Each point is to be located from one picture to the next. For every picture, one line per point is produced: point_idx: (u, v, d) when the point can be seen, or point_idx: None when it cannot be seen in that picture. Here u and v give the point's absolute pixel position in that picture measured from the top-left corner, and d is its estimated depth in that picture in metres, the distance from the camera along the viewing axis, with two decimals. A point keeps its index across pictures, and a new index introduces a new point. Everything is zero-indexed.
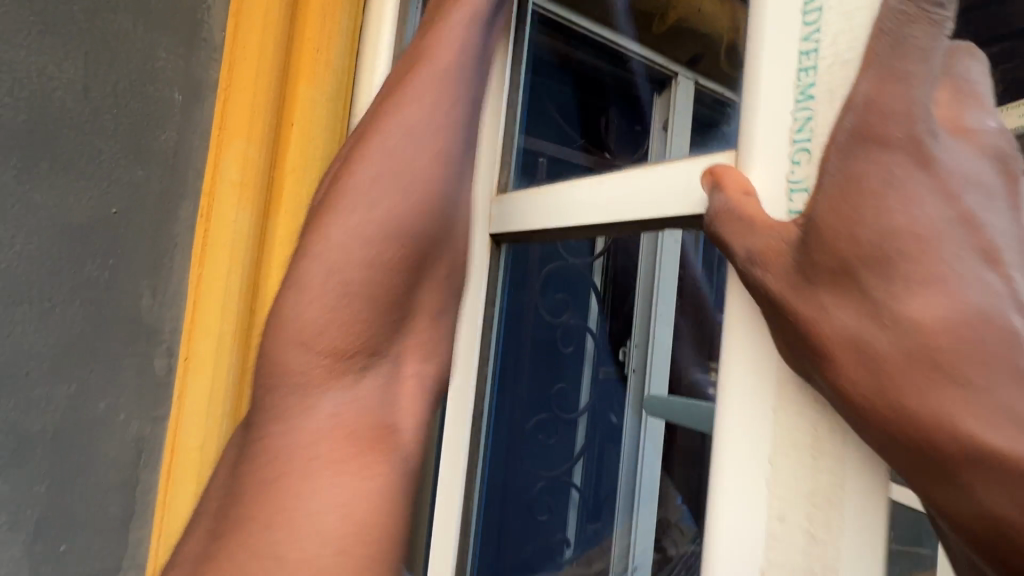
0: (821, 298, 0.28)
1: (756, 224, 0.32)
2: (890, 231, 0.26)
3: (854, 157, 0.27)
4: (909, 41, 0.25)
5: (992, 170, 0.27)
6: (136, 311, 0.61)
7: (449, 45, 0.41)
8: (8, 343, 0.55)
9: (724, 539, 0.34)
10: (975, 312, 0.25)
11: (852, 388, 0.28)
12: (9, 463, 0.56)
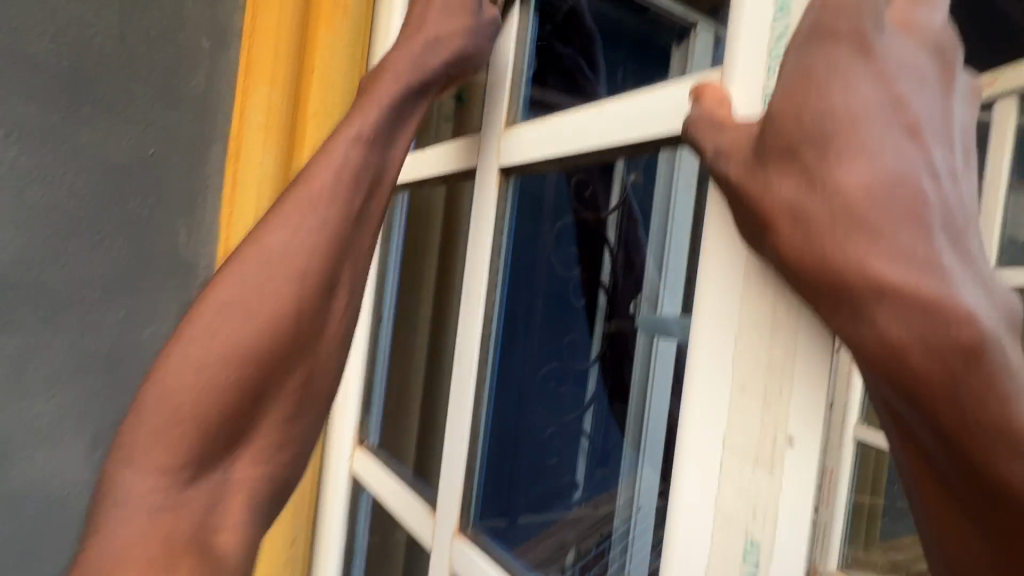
0: (767, 174, 0.24)
1: (719, 122, 0.28)
2: (833, 99, 0.22)
3: (810, 51, 0.23)
4: None
5: (931, 63, 0.23)
6: (173, 247, 0.66)
7: (331, 157, 0.43)
8: (64, 271, 0.62)
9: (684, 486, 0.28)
10: (904, 177, 0.21)
11: (792, 260, 0.23)
12: (70, 376, 0.63)
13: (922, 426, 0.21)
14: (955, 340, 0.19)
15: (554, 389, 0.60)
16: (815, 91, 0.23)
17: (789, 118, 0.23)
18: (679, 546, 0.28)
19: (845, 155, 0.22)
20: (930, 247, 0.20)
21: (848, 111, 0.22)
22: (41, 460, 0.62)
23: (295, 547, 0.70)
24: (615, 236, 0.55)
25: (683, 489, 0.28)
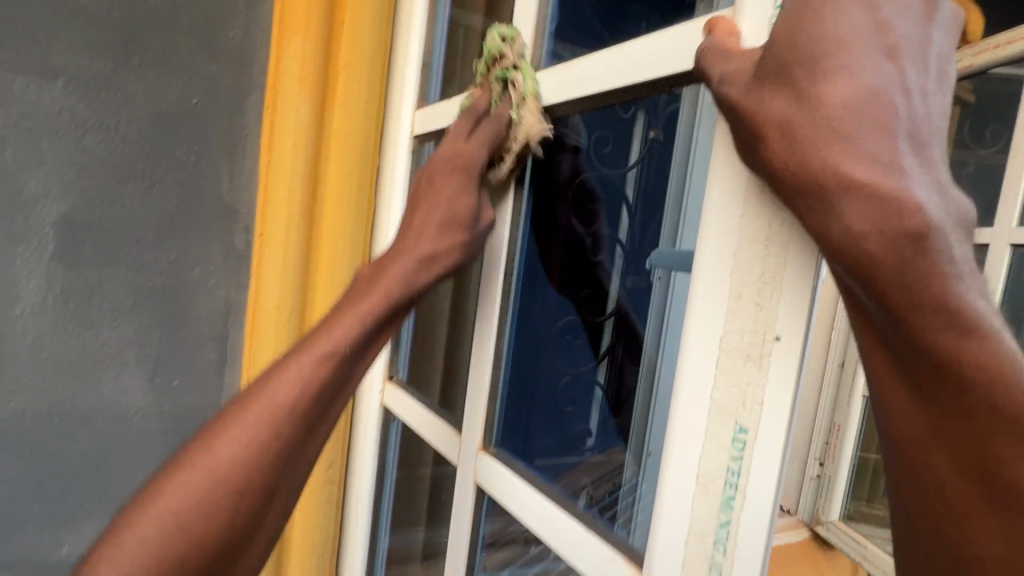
0: (762, 94, 0.27)
1: (727, 54, 0.31)
2: (825, 19, 0.25)
3: None
4: None
5: None
6: (217, 191, 0.71)
7: (300, 366, 0.42)
8: (121, 213, 0.67)
9: (687, 380, 0.32)
10: (878, 91, 0.24)
11: (779, 167, 0.27)
12: (130, 310, 0.69)
13: (874, 303, 0.25)
14: (906, 226, 0.23)
15: (570, 341, 0.66)
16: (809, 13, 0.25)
17: (787, 38, 0.26)
18: (678, 437, 0.32)
19: (832, 69, 0.25)
20: (895, 149, 0.24)
21: (838, 30, 0.25)
22: (107, 385, 0.70)
23: (333, 471, 0.79)
24: (634, 194, 0.57)
25: (683, 387, 0.32)
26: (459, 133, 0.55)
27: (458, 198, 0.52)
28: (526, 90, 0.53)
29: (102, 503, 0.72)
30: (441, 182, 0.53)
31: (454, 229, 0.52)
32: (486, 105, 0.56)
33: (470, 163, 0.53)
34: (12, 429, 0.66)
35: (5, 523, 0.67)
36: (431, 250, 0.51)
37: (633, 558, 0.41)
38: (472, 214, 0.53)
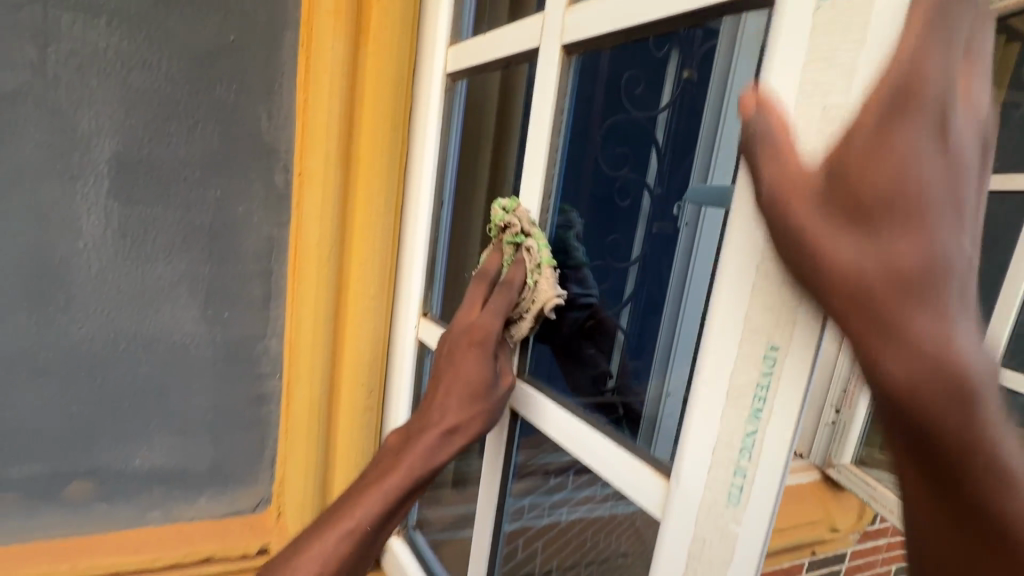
0: (826, 226, 0.27)
1: (783, 150, 0.29)
2: (904, 161, 0.25)
3: (888, 113, 0.25)
4: (954, 15, 0.25)
5: (977, 145, 0.25)
6: (257, 130, 0.73)
7: (325, 543, 0.49)
8: (167, 152, 0.70)
9: (723, 302, 0.35)
10: (943, 254, 0.24)
11: (835, 303, 0.27)
12: (181, 246, 0.73)
13: (923, 457, 0.25)
14: (958, 391, 0.24)
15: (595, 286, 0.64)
16: (885, 151, 0.25)
17: (863, 173, 0.25)
18: (711, 357, 0.36)
19: (907, 215, 0.24)
20: (951, 317, 0.24)
21: (917, 175, 0.24)
22: (165, 316, 0.75)
23: (372, 398, 0.83)
24: (664, 136, 0.56)
25: (719, 312, 0.35)
26: (473, 302, 0.60)
27: (476, 374, 0.56)
28: (541, 259, 0.58)
29: (166, 422, 0.79)
30: (461, 355, 0.57)
31: (472, 405, 0.55)
32: (498, 267, 0.62)
33: (486, 336, 0.56)
34: (85, 353, 0.72)
35: (85, 436, 0.75)
36: (449, 425, 0.54)
37: (663, 469, 0.45)
38: (486, 388, 0.56)
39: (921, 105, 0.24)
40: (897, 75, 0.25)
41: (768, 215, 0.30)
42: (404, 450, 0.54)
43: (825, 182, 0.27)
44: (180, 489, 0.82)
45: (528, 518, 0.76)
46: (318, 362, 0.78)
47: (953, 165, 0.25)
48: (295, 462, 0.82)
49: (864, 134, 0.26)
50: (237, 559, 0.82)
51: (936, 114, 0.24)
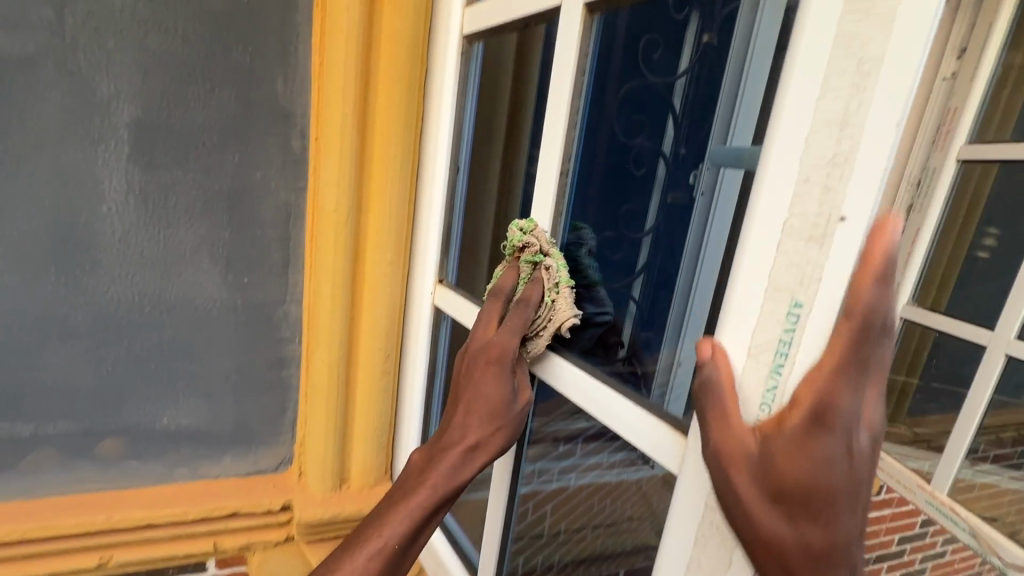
0: (760, 496, 0.32)
1: (731, 421, 0.34)
2: (821, 464, 0.30)
3: (812, 424, 0.31)
4: (866, 351, 0.30)
5: (874, 447, 0.31)
6: (274, 94, 0.73)
7: (355, 563, 0.48)
8: (185, 116, 0.70)
9: (748, 257, 0.35)
10: (842, 537, 0.30)
11: (759, 551, 0.32)
12: (201, 210, 0.74)
13: None
14: None
15: (608, 257, 0.62)
16: (807, 462, 0.31)
17: (788, 471, 0.31)
18: (734, 314, 0.36)
19: (819, 511, 0.30)
20: None
21: (829, 484, 0.30)
22: (187, 280, 0.76)
23: (389, 362, 0.85)
24: (681, 102, 0.55)
25: (742, 272, 0.36)
26: (490, 318, 0.59)
27: (496, 391, 0.56)
28: (559, 279, 0.59)
29: (190, 384, 0.81)
30: (480, 373, 0.57)
31: (493, 423, 0.56)
32: (513, 285, 0.61)
33: (504, 353, 0.56)
34: (111, 315, 0.74)
35: (115, 396, 0.78)
36: (471, 442, 0.55)
37: (680, 426, 0.46)
38: (507, 406, 0.56)
39: (836, 426, 0.30)
40: (819, 395, 0.31)
41: (711, 466, 0.35)
42: (427, 470, 0.55)
43: (758, 469, 0.32)
44: (205, 448, 0.85)
45: (536, 484, 0.79)
46: (336, 327, 0.79)
47: (857, 469, 0.30)
48: (316, 423, 0.84)
49: (794, 432, 0.31)
50: (264, 513, 0.87)
51: (846, 438, 0.30)
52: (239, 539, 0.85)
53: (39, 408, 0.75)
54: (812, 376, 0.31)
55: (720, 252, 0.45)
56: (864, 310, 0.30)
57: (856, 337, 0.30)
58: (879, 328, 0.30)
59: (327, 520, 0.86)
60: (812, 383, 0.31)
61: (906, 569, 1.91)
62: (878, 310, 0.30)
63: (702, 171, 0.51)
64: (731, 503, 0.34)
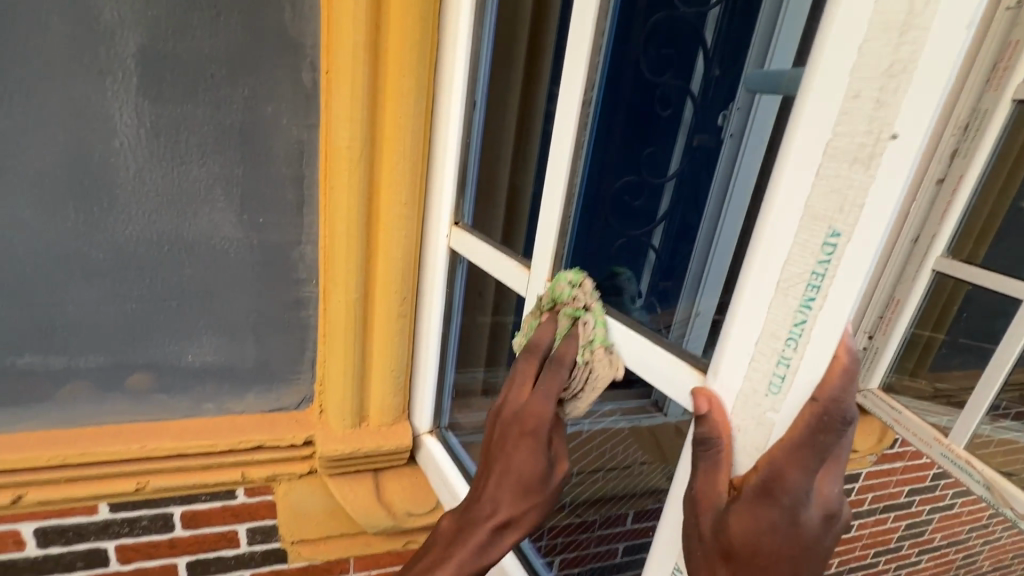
0: (713, 547, 0.37)
1: (707, 473, 0.38)
2: (765, 529, 0.34)
3: (761, 494, 0.35)
4: (819, 439, 0.33)
5: (820, 522, 0.35)
6: (281, 24, 0.70)
7: None
8: (191, 46, 0.67)
9: (784, 185, 0.33)
10: None
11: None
12: (214, 147, 0.73)
13: None
14: None
15: (628, 203, 0.64)
16: (752, 528, 0.35)
17: (734, 532, 0.35)
18: (764, 247, 0.34)
19: (759, 574, 0.35)
20: None
21: (768, 550, 0.34)
22: (203, 219, 0.76)
23: (405, 305, 0.85)
24: (713, 37, 0.59)
25: (776, 199, 0.33)
26: (525, 381, 0.55)
27: (527, 465, 0.52)
28: (593, 336, 0.53)
29: (212, 322, 0.83)
30: (512, 444, 0.53)
31: (522, 501, 0.52)
32: (548, 342, 0.56)
33: (539, 424, 0.52)
34: (132, 253, 0.75)
35: (140, 332, 0.80)
36: (498, 521, 0.52)
37: (700, 364, 0.45)
38: (540, 480, 0.52)
39: (781, 499, 0.34)
40: (770, 468, 0.34)
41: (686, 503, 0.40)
42: (455, 543, 0.53)
43: (714, 525, 0.37)
44: (230, 385, 0.88)
45: None
46: (352, 269, 0.79)
47: (799, 539, 0.34)
48: (335, 363, 0.86)
49: (746, 498, 0.35)
50: (287, 447, 0.90)
51: (790, 510, 0.34)
52: (265, 470, 0.90)
53: (69, 342, 0.77)
54: (771, 448, 0.35)
55: (744, 200, 0.46)
56: (821, 401, 0.33)
57: (814, 424, 0.33)
58: (835, 418, 0.33)
59: (349, 454, 0.90)
60: (768, 456, 0.35)
61: (912, 520, 1.93)
62: (843, 402, 0.33)
63: (730, 113, 0.53)
64: (694, 546, 0.39)
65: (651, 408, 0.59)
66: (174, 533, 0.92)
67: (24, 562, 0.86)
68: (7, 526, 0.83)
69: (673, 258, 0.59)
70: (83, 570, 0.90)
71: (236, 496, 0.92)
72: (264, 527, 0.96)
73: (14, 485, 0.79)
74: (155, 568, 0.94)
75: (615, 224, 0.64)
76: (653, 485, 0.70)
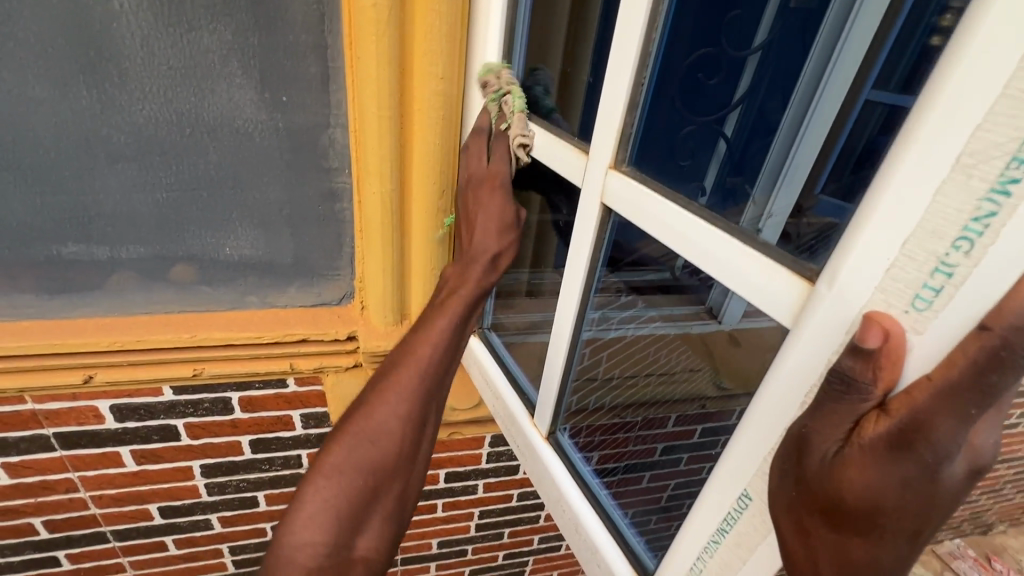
0: (815, 497, 0.30)
1: (822, 414, 0.30)
2: (891, 479, 0.27)
3: (892, 442, 0.27)
4: (988, 382, 0.25)
5: (967, 481, 0.27)
6: None
7: (428, 343, 0.61)
8: None
9: (1003, 20, 0.21)
10: (887, 549, 0.29)
11: (789, 534, 0.32)
12: (223, 8, 0.63)
13: None
14: None
15: (700, 81, 0.53)
16: (875, 475, 0.28)
17: (848, 484, 0.29)
18: (940, 112, 0.24)
19: (876, 527, 0.28)
20: None
21: (892, 511, 0.28)
22: (222, 97, 0.69)
23: (445, 199, 0.77)
24: None
25: (978, 38, 0.22)
26: (479, 158, 0.65)
27: (504, 211, 0.62)
28: (514, 108, 0.61)
29: (246, 213, 0.79)
30: (484, 197, 0.63)
31: (505, 235, 0.63)
32: (491, 123, 0.66)
33: (501, 177, 0.63)
34: (154, 137, 0.70)
35: (175, 222, 0.77)
36: (489, 254, 0.63)
37: (805, 271, 0.34)
38: (508, 216, 0.63)
39: (920, 455, 0.26)
40: (911, 416, 0.26)
41: (783, 442, 0.32)
42: (464, 269, 0.63)
43: (820, 471, 0.30)
44: (270, 279, 0.86)
45: (598, 333, 0.71)
46: (386, 155, 0.71)
47: (933, 500, 0.27)
48: (373, 260, 0.81)
49: (872, 445, 0.27)
50: (331, 341, 0.90)
51: (932, 469, 0.26)
52: (312, 362, 0.91)
53: (107, 231, 0.76)
54: (914, 388, 0.27)
55: (854, 64, 0.41)
56: (1006, 338, 0.24)
57: (985, 362, 0.25)
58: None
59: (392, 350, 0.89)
60: (910, 399, 0.27)
61: None
62: None
63: None
64: (784, 494, 0.32)
65: (705, 315, 0.61)
66: (235, 415, 0.97)
67: (107, 433, 0.94)
68: (86, 402, 0.90)
69: (746, 149, 0.51)
70: (159, 443, 0.98)
71: (287, 385, 0.96)
72: (317, 413, 1.01)
73: (84, 366, 0.83)
74: (222, 444, 1.02)
75: (683, 108, 0.52)
76: (695, 391, 0.75)
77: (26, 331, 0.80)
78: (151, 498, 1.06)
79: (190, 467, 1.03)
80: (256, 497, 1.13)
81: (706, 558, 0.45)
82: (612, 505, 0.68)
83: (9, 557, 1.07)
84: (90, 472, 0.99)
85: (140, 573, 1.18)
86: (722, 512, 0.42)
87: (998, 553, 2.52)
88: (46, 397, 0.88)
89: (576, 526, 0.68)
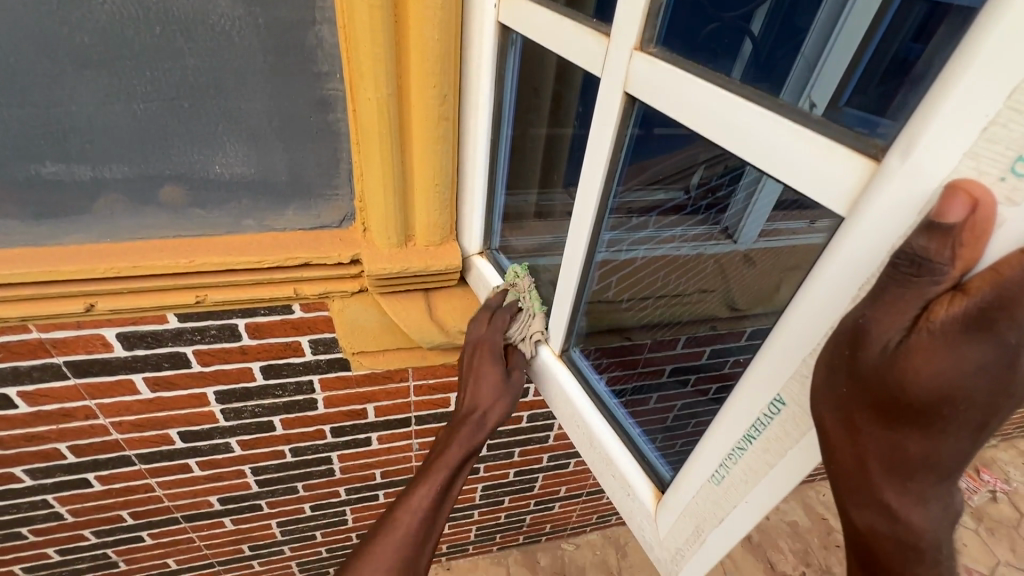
0: (869, 390, 0.28)
1: (884, 303, 0.27)
2: (960, 367, 0.25)
3: (970, 325, 0.24)
4: None
5: None
6: None
7: (418, 504, 0.70)
8: None
9: None
10: (948, 441, 0.27)
11: (835, 434, 0.30)
12: None
13: (841, 514, 0.33)
14: (888, 525, 0.30)
15: None
16: (942, 363, 0.25)
17: (911, 375, 0.26)
18: None
19: (938, 421, 0.26)
20: (922, 483, 0.29)
21: (959, 404, 0.25)
22: None
23: (447, 106, 0.72)
24: None
25: None
26: (481, 324, 0.78)
27: (493, 384, 0.75)
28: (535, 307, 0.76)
29: (233, 126, 0.73)
30: (481, 366, 0.76)
31: (498, 400, 0.74)
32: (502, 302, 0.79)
33: (493, 349, 0.75)
34: (123, 38, 0.63)
35: (158, 138, 0.71)
36: (479, 413, 0.74)
37: (869, 149, 0.30)
38: (500, 385, 0.75)
39: (1001, 338, 0.23)
40: (996, 294, 0.23)
41: (834, 338, 0.30)
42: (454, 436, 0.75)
43: (877, 364, 0.27)
44: (266, 200, 0.81)
45: (599, 253, 0.64)
46: (379, 55, 0.64)
47: (1009, 389, 0.24)
48: (373, 178, 0.76)
49: (944, 330, 0.25)
50: (335, 265, 0.87)
51: (1012, 356, 0.24)
52: (317, 287, 0.89)
53: (86, 150, 0.71)
54: (1004, 264, 0.23)
55: None
56: None
57: None
58: None
59: (397, 272, 0.86)
60: (995, 274, 0.23)
61: None
62: None
63: None
64: (833, 393, 0.30)
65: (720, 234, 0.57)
66: (243, 341, 0.97)
67: (118, 360, 0.94)
68: (92, 330, 0.89)
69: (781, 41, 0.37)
70: (171, 370, 0.98)
71: (293, 312, 0.94)
72: (324, 339, 1.00)
73: (85, 293, 0.81)
74: (233, 370, 1.02)
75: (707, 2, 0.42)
76: (708, 313, 0.64)
77: (18, 258, 0.76)
78: (171, 423, 1.08)
79: (204, 393, 1.04)
80: (272, 421, 1.15)
81: (729, 465, 0.44)
82: (626, 419, 0.68)
83: (43, 479, 1.12)
84: (106, 400, 1.00)
85: (168, 492, 1.24)
86: (750, 419, 0.40)
87: (987, 465, 2.61)
88: (51, 326, 0.87)
89: (592, 442, 0.68)
